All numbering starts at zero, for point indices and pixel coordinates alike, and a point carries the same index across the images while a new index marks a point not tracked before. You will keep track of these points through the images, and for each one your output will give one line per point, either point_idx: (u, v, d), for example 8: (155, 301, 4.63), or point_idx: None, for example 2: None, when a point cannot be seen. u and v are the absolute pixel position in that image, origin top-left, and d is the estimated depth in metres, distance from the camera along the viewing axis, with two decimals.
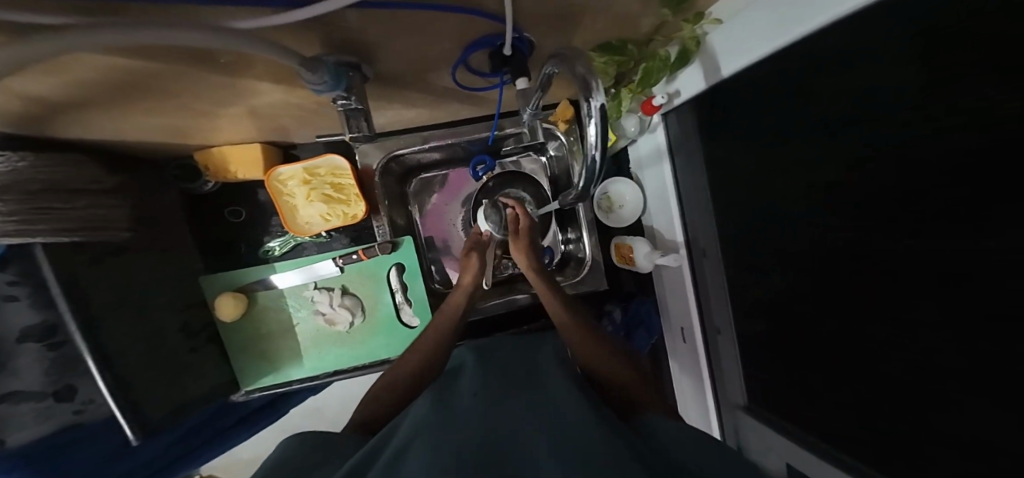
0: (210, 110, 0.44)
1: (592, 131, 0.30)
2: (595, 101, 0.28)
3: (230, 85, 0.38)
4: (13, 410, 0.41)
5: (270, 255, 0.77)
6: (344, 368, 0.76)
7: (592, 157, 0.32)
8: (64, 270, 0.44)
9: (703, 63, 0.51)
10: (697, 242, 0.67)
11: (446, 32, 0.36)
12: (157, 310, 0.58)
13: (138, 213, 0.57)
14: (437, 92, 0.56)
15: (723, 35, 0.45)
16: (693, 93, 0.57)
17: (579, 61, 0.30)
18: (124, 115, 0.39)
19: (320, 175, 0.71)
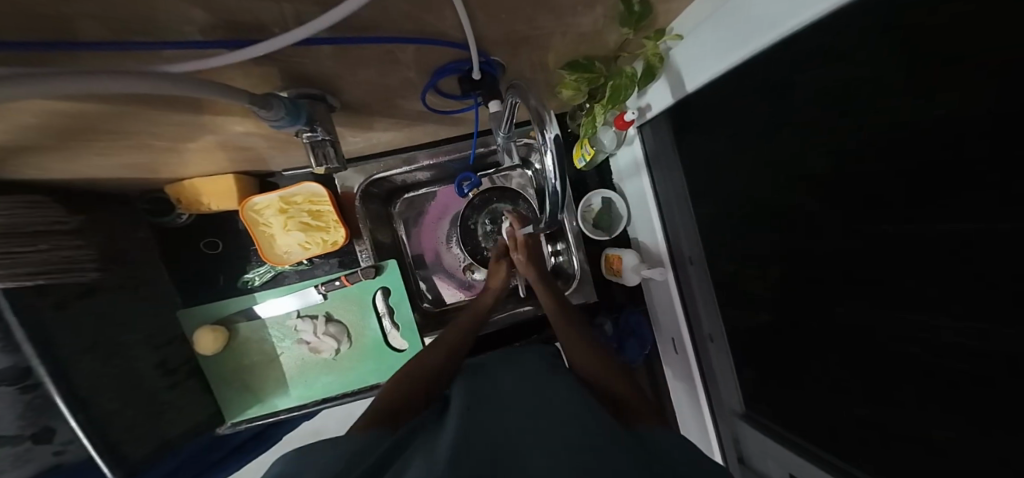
0: (171, 146, 0.43)
1: (549, 159, 0.34)
2: (549, 132, 0.32)
3: (194, 120, 0.37)
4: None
5: (250, 286, 0.75)
6: (333, 396, 0.73)
7: (552, 187, 0.37)
8: (32, 314, 0.44)
9: (669, 78, 0.53)
10: (682, 251, 0.67)
11: (406, 61, 0.37)
12: (133, 350, 0.56)
13: (106, 250, 0.56)
14: (411, 116, 0.56)
15: (685, 50, 0.46)
16: (663, 106, 0.58)
17: (532, 93, 0.34)
18: (83, 154, 0.38)
19: (297, 203, 0.70)
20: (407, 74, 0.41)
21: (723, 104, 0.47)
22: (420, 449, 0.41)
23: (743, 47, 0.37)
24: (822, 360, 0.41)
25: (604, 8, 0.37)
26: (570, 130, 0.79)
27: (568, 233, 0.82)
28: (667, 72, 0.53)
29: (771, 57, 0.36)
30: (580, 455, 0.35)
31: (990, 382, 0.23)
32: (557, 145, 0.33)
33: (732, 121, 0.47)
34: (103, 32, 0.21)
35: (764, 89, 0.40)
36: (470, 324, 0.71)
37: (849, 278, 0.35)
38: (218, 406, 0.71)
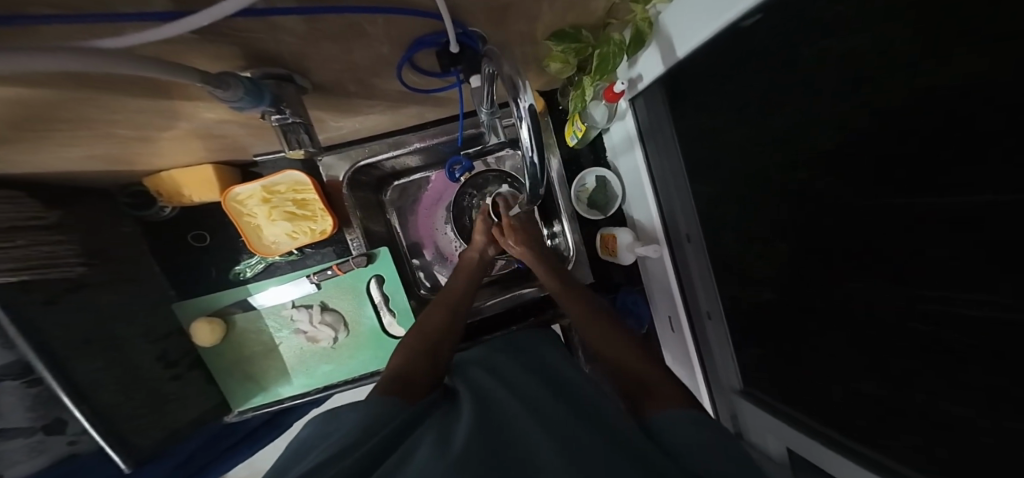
0: (143, 134, 0.42)
1: (524, 130, 0.33)
2: (524, 101, 0.31)
3: (159, 105, 0.36)
4: (5, 446, 0.46)
5: (243, 278, 0.75)
6: (334, 383, 0.74)
7: (532, 161, 0.36)
8: (22, 310, 0.43)
9: (659, 45, 0.49)
10: (678, 229, 0.65)
11: (376, 35, 0.35)
12: (130, 343, 0.57)
13: (91, 246, 0.56)
14: (390, 97, 0.54)
15: (675, 13, 0.42)
16: (653, 76, 0.55)
17: (505, 61, 0.32)
18: (51, 144, 0.37)
19: (281, 192, 0.69)
20: (378, 50, 0.39)
21: (717, 71, 0.44)
22: (422, 443, 0.40)
23: (730, 10, 0.34)
24: (824, 333, 0.40)
25: None
26: (562, 108, 0.76)
27: (563, 212, 0.79)
28: (655, 40, 0.49)
29: (762, 16, 0.33)
30: (575, 462, 0.33)
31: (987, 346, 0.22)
32: (531, 118, 0.32)
33: (728, 90, 0.44)
34: (55, 9, 0.20)
35: (758, 51, 0.37)
36: (446, 310, 0.68)
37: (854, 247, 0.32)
38: (224, 395, 0.72)
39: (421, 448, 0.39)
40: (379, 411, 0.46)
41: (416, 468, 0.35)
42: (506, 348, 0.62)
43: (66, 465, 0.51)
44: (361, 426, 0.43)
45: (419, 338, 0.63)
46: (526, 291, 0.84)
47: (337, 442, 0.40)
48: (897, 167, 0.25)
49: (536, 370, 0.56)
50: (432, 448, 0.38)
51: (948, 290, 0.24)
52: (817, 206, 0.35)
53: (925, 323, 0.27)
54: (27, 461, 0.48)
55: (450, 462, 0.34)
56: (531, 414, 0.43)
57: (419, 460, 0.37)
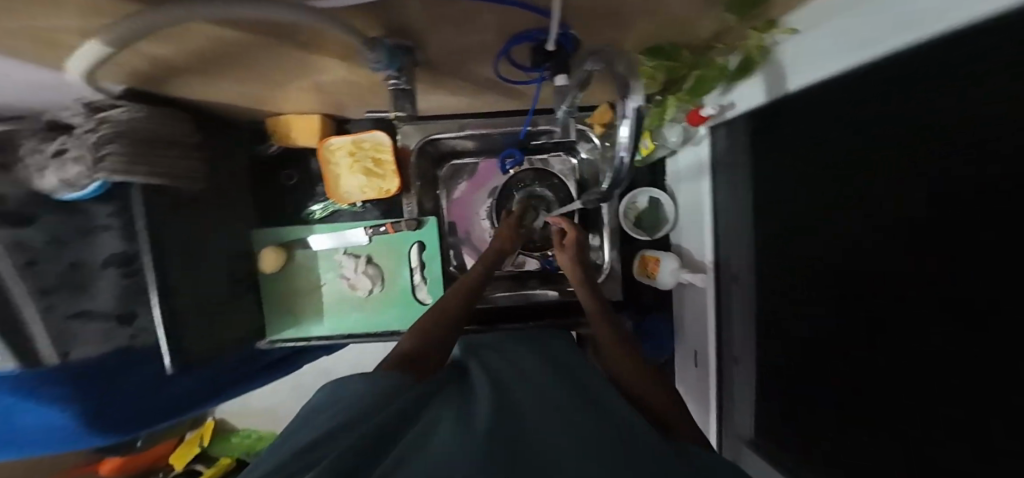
0: (285, 80, 0.47)
1: (624, 133, 0.26)
2: (632, 103, 0.24)
3: (305, 58, 0.40)
4: (84, 329, 0.47)
5: (311, 218, 0.82)
6: (359, 333, 0.79)
7: (620, 160, 0.29)
8: (150, 213, 0.47)
9: (768, 75, 0.45)
10: (728, 266, 0.63)
11: (487, 25, 0.39)
12: (216, 254, 0.64)
13: (216, 170, 0.63)
14: (477, 82, 0.57)
15: (798, 47, 0.38)
16: (751, 106, 0.51)
17: (618, 56, 0.25)
18: (209, 80, 0.43)
19: (364, 149, 0.74)
20: (484, 37, 0.42)
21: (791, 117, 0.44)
22: (441, 418, 0.40)
23: (822, 64, 0.35)
24: (840, 390, 0.40)
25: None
26: None
27: (603, 225, 0.80)
28: (766, 68, 0.45)
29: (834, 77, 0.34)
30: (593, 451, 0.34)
31: (976, 407, 0.22)
32: (638, 125, 0.26)
33: (800, 133, 0.42)
34: None
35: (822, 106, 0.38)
36: (465, 295, 0.70)
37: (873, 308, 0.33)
38: (264, 322, 0.77)
39: (436, 422, 0.39)
40: (386, 386, 0.45)
41: (433, 439, 0.35)
42: (513, 339, 0.64)
43: (121, 357, 0.52)
44: (373, 397, 0.42)
45: (433, 315, 0.66)
46: (551, 293, 0.87)
47: (348, 410, 0.39)
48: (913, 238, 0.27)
49: (550, 362, 0.57)
50: (449, 421, 0.38)
51: (939, 361, 0.26)
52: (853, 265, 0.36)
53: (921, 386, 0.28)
54: (94, 345, 0.48)
55: (472, 438, 0.34)
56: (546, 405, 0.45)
57: (436, 431, 0.37)
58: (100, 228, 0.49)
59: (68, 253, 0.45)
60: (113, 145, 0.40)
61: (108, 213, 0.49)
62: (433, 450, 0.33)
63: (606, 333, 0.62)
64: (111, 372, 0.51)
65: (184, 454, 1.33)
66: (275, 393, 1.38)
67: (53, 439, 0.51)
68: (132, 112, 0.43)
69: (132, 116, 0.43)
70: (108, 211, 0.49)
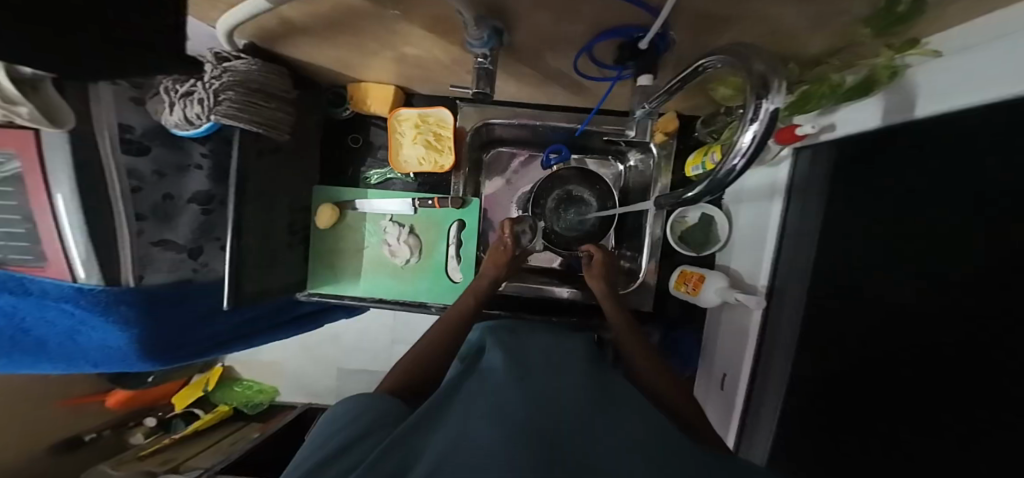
0: (373, 50, 0.51)
1: (745, 138, 0.24)
2: (771, 103, 0.22)
3: (401, 28, 0.42)
4: (160, 254, 0.52)
5: (366, 183, 0.84)
6: (389, 299, 0.81)
7: (730, 168, 0.27)
8: (245, 153, 0.52)
9: (889, 98, 0.39)
10: (784, 289, 0.60)
11: (584, 17, 0.39)
12: (282, 203, 0.67)
13: (299, 121, 0.67)
14: (548, 72, 0.58)
15: (936, 72, 0.33)
16: (854, 131, 0.46)
17: (756, 58, 0.25)
18: (313, 41, 0.48)
19: (428, 123, 0.77)
20: (574, 29, 0.42)
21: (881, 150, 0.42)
22: (460, 405, 0.32)
23: (932, 103, 0.33)
24: (888, 436, 0.39)
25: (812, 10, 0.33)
26: (695, 137, 0.75)
27: (646, 239, 0.78)
28: (887, 93, 0.40)
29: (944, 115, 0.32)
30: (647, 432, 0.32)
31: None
32: (770, 129, 0.23)
33: (891, 166, 0.41)
34: None
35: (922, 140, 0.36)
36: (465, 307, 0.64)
37: (940, 358, 0.33)
38: (307, 274, 0.81)
39: (460, 410, 0.32)
40: (377, 408, 0.37)
41: (458, 435, 0.27)
42: (537, 327, 0.54)
43: (180, 288, 0.56)
44: (367, 419, 0.34)
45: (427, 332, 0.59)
46: (563, 291, 0.82)
47: (338, 442, 0.31)
48: (986, 293, 0.27)
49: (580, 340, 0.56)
50: (474, 408, 0.31)
51: (1001, 423, 0.26)
52: (921, 308, 0.34)
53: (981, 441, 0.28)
54: (167, 272, 0.53)
55: (506, 432, 0.26)
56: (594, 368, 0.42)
57: (459, 424, 0.29)
58: (194, 166, 0.56)
59: (164, 185, 0.51)
60: (230, 92, 0.47)
61: (201, 154, 0.56)
62: (459, 450, 0.25)
63: (635, 343, 0.59)
64: (170, 298, 0.54)
65: (187, 396, 1.49)
66: (284, 351, 1.51)
67: (105, 356, 0.54)
68: (250, 65, 0.49)
69: (249, 69, 0.49)
70: (204, 151, 0.57)
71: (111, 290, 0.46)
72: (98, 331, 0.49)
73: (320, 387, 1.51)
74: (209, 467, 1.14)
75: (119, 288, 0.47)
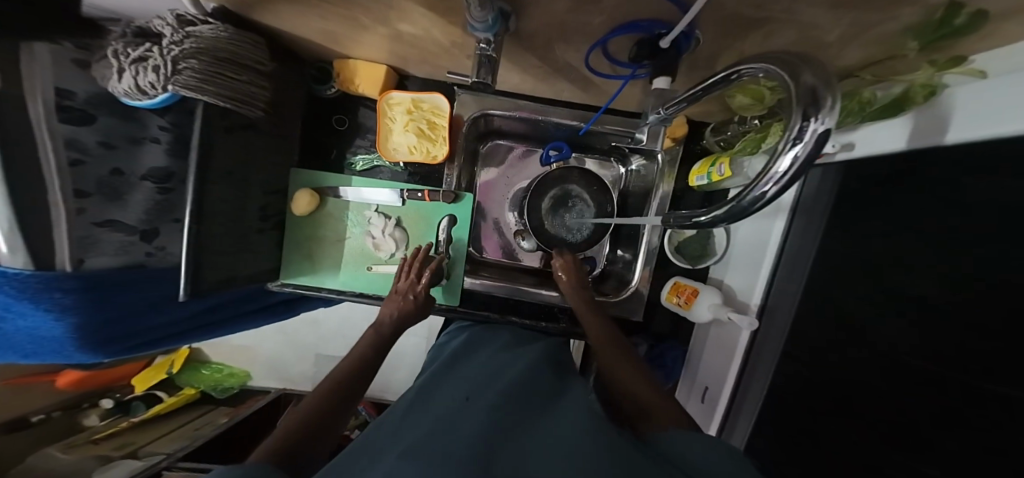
0: (365, 24, 0.45)
1: (782, 165, 0.21)
2: (819, 122, 0.19)
3: (398, 4, 0.37)
4: (108, 236, 0.45)
5: (351, 169, 0.78)
6: (370, 294, 0.77)
7: (759, 195, 0.24)
8: (210, 127, 0.45)
9: (921, 122, 0.39)
10: (778, 309, 0.59)
11: (605, 7, 0.35)
12: (254, 187, 0.61)
13: (278, 97, 0.60)
14: (557, 65, 0.54)
15: (979, 95, 0.32)
16: (877, 151, 0.45)
17: (806, 69, 0.21)
18: (294, 9, 0.42)
19: (422, 109, 0.71)
20: (590, 20, 0.38)
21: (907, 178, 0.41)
22: (406, 439, 0.32)
23: (971, 128, 0.32)
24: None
25: (853, 19, 0.31)
26: (702, 145, 0.73)
27: (642, 246, 0.77)
28: (921, 110, 0.39)
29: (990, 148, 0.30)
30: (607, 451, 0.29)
31: None
32: (811, 156, 0.20)
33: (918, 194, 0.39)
34: None
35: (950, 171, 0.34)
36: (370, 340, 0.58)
37: (969, 400, 0.31)
38: (280, 263, 0.75)
39: (406, 441, 0.31)
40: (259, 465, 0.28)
41: (398, 458, 0.27)
42: (492, 359, 0.55)
43: (131, 273, 0.49)
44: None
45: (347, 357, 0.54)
46: (543, 293, 0.79)
47: None
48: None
49: (527, 365, 0.52)
50: (419, 439, 0.31)
51: None
52: None
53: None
54: (114, 256, 0.46)
55: (441, 457, 0.26)
56: (540, 411, 0.40)
57: (401, 451, 0.29)
58: (150, 140, 0.49)
59: (113, 158, 0.44)
60: (193, 61, 0.40)
61: (160, 127, 0.50)
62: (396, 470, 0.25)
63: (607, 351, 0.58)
64: (113, 283, 0.46)
65: (149, 379, 1.40)
66: (256, 337, 1.43)
67: (41, 345, 0.47)
68: (217, 32, 0.42)
69: (216, 36, 0.43)
70: (162, 124, 0.50)
71: (44, 275, 0.37)
72: (27, 317, 0.41)
73: (292, 376, 1.45)
74: (171, 453, 1.05)
75: (52, 272, 0.38)
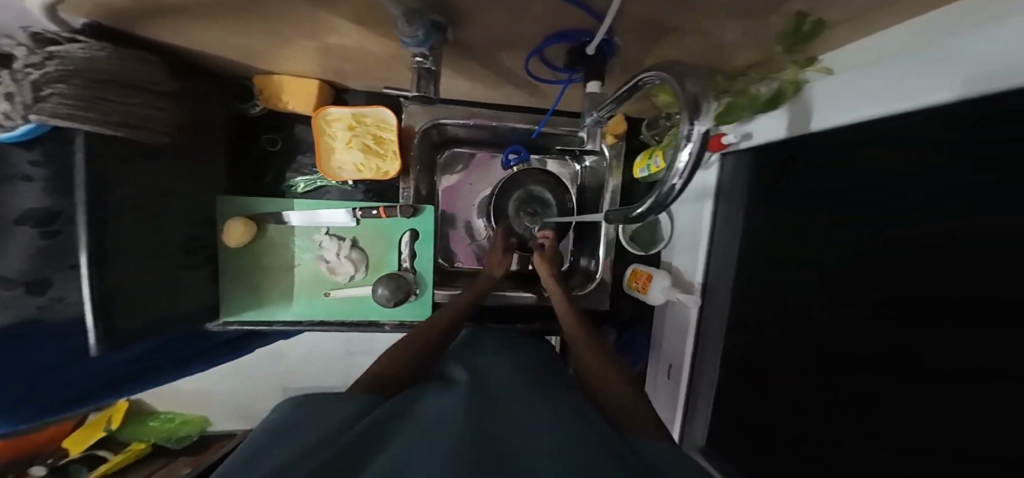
0: (287, 38, 0.43)
1: (681, 159, 0.24)
2: (701, 125, 0.22)
3: (319, 18, 0.36)
4: None
5: (292, 192, 0.75)
6: (330, 320, 0.74)
7: (670, 187, 0.27)
8: (113, 155, 0.40)
9: (793, 111, 0.46)
10: (715, 288, 0.66)
11: (538, 17, 0.37)
12: (177, 218, 0.55)
13: (195, 120, 0.55)
14: (502, 72, 0.56)
15: (831, 87, 0.39)
16: (765, 139, 0.53)
17: (687, 77, 0.25)
18: (201, 28, 0.39)
19: (365, 123, 0.69)
20: (526, 28, 0.40)
21: (796, 160, 0.48)
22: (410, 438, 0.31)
23: (835, 115, 0.38)
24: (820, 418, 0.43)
25: (745, 27, 0.35)
26: (641, 139, 0.79)
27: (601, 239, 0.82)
28: (792, 103, 0.46)
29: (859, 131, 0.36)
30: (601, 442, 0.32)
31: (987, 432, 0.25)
32: (700, 153, 0.24)
33: (805, 174, 0.46)
34: None
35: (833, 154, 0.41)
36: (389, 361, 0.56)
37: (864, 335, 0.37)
38: (219, 299, 0.70)
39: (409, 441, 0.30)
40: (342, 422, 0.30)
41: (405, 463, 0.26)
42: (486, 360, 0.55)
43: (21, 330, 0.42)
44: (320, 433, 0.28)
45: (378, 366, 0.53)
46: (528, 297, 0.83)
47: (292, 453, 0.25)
48: (919, 306, 0.31)
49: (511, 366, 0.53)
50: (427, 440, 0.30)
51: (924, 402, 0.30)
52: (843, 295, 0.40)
53: (926, 452, 0.31)
54: None
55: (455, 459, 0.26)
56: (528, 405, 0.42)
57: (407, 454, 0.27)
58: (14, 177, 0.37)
59: None
60: (62, 85, 0.32)
61: (26, 162, 0.37)
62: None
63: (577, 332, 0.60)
64: None
65: (83, 439, 1.23)
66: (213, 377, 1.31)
67: None
68: (91, 49, 0.35)
69: (91, 55, 0.35)
70: (32, 158, 0.37)
71: None
72: None
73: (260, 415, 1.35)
74: None
75: None
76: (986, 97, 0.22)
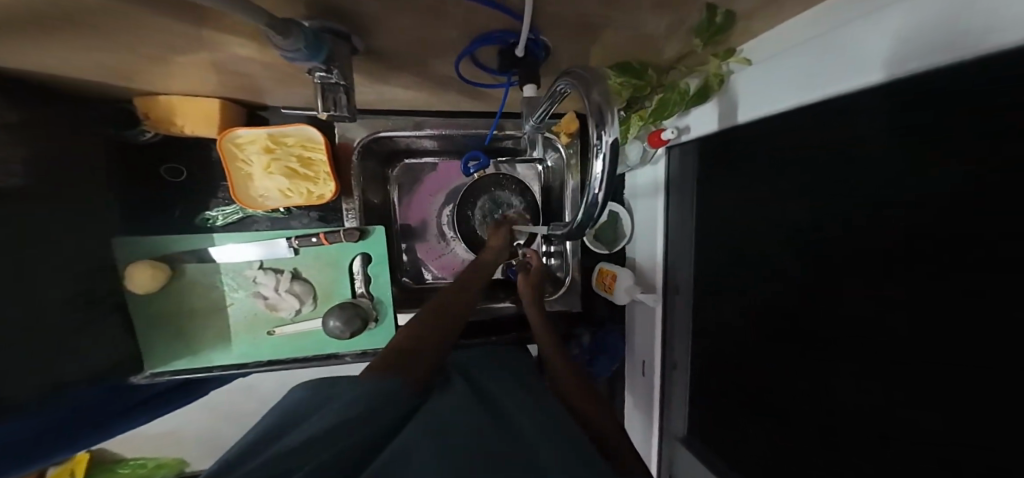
0: (161, 56, 0.37)
1: (597, 171, 0.28)
2: (607, 136, 0.25)
3: (192, 32, 0.31)
4: None
5: (210, 225, 0.68)
6: (279, 360, 0.68)
7: (593, 197, 0.31)
8: None
9: (720, 103, 0.47)
10: (674, 281, 0.68)
11: (454, 20, 0.33)
12: (62, 271, 0.47)
13: (48, 154, 0.47)
14: (435, 79, 0.52)
15: (752, 78, 0.41)
16: (703, 132, 0.54)
17: (596, 85, 0.27)
18: (46, 48, 0.32)
19: (287, 144, 0.63)
20: (446, 33, 0.37)
21: (735, 150, 0.48)
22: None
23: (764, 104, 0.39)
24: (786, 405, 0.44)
25: (673, 19, 0.34)
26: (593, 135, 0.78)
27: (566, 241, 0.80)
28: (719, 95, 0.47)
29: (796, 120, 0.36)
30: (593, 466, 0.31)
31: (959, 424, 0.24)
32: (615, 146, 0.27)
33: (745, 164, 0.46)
34: None
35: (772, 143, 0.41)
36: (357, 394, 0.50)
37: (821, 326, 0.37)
38: (140, 351, 0.63)
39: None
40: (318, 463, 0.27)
41: None
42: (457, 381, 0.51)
43: None
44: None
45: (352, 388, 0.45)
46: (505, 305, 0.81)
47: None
48: (878, 295, 0.30)
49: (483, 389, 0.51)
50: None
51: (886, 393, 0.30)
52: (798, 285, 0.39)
53: (891, 438, 0.31)
54: None
55: None
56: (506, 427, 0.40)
57: None
58: None
59: None
60: None
61: None
62: None
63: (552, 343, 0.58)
64: None
65: None
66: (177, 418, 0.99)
67: None
68: None
69: None
70: None
71: None
72: None
73: None
74: None
75: None
76: (971, 57, 0.21)
